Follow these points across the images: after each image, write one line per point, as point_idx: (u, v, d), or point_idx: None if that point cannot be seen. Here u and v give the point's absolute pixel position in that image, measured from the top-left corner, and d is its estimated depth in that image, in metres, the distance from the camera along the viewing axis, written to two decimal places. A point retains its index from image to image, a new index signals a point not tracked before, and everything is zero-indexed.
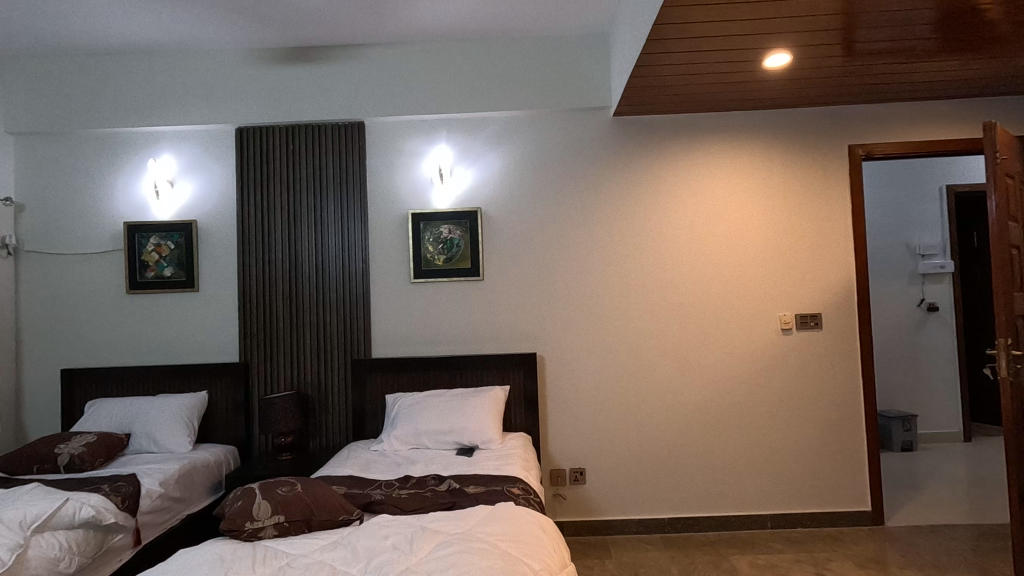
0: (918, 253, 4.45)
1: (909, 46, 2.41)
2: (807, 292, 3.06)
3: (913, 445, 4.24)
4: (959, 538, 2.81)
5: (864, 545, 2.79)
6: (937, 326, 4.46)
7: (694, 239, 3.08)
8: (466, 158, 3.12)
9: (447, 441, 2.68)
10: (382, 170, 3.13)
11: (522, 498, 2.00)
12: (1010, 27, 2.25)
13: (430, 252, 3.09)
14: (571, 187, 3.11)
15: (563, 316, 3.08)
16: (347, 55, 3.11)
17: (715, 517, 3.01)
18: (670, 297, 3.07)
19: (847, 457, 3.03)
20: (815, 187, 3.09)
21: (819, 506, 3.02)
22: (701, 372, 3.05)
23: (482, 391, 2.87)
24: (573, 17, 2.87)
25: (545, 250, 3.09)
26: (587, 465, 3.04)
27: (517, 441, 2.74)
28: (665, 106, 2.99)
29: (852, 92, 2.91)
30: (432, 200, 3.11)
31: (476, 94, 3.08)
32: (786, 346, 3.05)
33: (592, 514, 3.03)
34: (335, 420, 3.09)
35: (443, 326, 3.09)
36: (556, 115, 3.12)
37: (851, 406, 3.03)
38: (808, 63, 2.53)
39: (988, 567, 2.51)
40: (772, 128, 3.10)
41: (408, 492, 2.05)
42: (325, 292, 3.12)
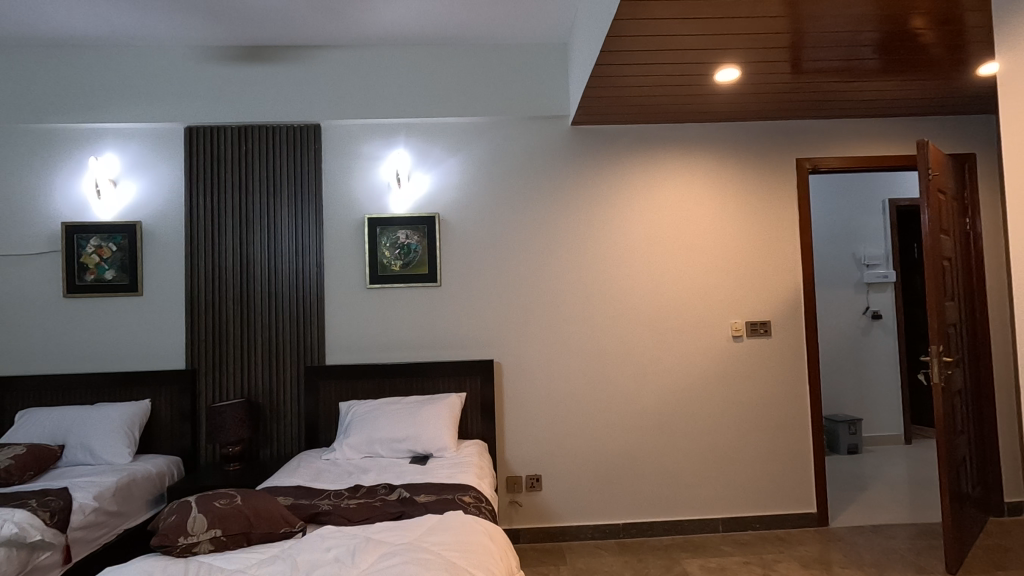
0: (863, 263, 4.65)
1: (852, 66, 2.52)
2: (757, 300, 3.15)
3: (858, 448, 4.41)
4: (897, 537, 2.93)
5: (809, 546, 2.87)
6: (881, 333, 4.66)
7: (650, 247, 3.14)
8: (424, 163, 3.10)
9: (401, 449, 2.63)
10: (337, 173, 3.08)
11: (474, 506, 1.99)
12: (942, 51, 2.38)
13: (387, 257, 3.05)
14: (529, 193, 3.13)
15: (520, 322, 3.08)
16: (304, 55, 3.06)
17: (668, 521, 3.06)
18: (625, 303, 3.11)
19: (795, 461, 3.12)
20: (766, 199, 3.19)
21: (769, 509, 3.10)
22: (656, 379, 3.10)
23: (437, 399, 2.85)
24: (533, 25, 2.90)
25: (504, 256, 3.10)
26: (544, 472, 3.05)
27: (472, 449, 2.72)
28: (622, 117, 3.04)
29: (798, 108, 3.03)
30: (389, 205, 3.08)
31: (435, 100, 3.07)
32: (737, 353, 3.13)
33: (549, 521, 3.03)
34: (287, 429, 3.00)
35: (400, 332, 3.06)
36: (515, 123, 3.14)
37: (798, 410, 3.13)
38: (757, 78, 2.61)
39: (923, 565, 2.62)
40: (724, 141, 3.19)
41: (357, 502, 2.01)
42: (278, 296, 3.04)
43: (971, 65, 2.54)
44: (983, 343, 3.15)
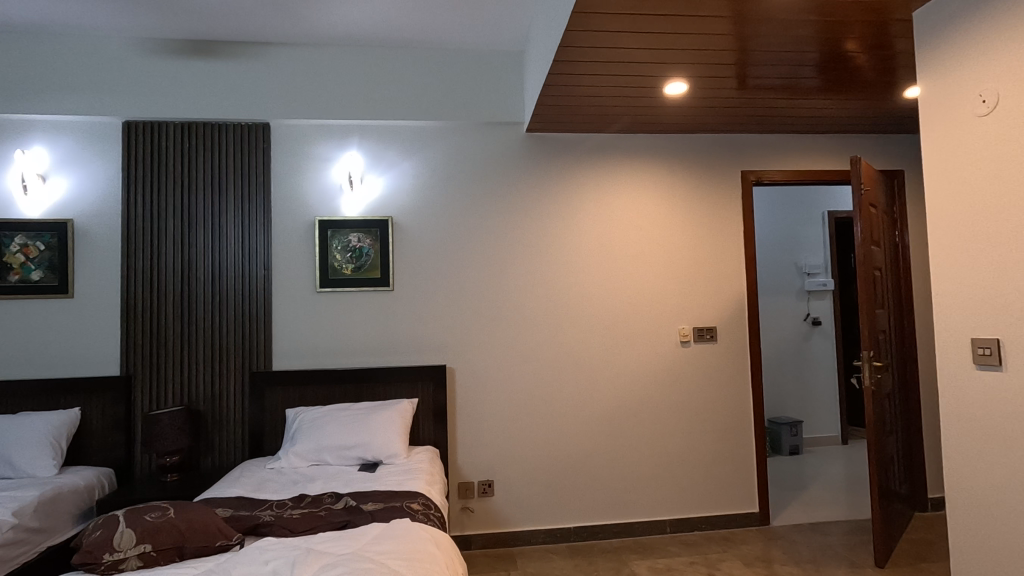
0: (804, 271, 4.87)
1: (793, 84, 2.64)
2: (704, 307, 3.25)
3: (799, 449, 4.60)
4: (833, 534, 3.07)
5: (752, 544, 2.97)
6: (820, 339, 4.89)
7: (602, 254, 3.19)
8: (378, 166, 3.06)
9: (351, 457, 2.58)
10: (287, 173, 3.00)
11: (422, 514, 1.97)
12: (874, 73, 2.53)
13: (338, 261, 2.99)
14: (483, 199, 3.13)
15: (473, 327, 3.08)
16: (253, 52, 2.97)
17: (618, 523, 3.11)
18: (577, 308, 3.15)
19: (739, 462, 3.23)
20: (714, 209, 3.30)
21: (714, 510, 3.20)
22: (608, 384, 3.15)
23: (389, 405, 2.80)
24: (489, 32, 2.91)
25: (457, 261, 3.09)
26: (496, 477, 3.04)
27: (423, 455, 2.70)
28: (575, 125, 3.09)
29: (744, 123, 3.15)
30: (341, 207, 3.02)
31: (389, 102, 3.04)
32: (684, 358, 3.22)
33: (500, 526, 3.03)
34: (230, 437, 2.90)
35: (351, 337, 3.00)
36: (470, 128, 3.14)
37: (742, 413, 3.25)
38: (705, 93, 2.71)
39: (856, 559, 2.75)
40: (674, 152, 3.28)
41: (301, 512, 1.95)
42: (221, 300, 2.93)
43: (899, 87, 2.70)
44: (910, 349, 3.35)
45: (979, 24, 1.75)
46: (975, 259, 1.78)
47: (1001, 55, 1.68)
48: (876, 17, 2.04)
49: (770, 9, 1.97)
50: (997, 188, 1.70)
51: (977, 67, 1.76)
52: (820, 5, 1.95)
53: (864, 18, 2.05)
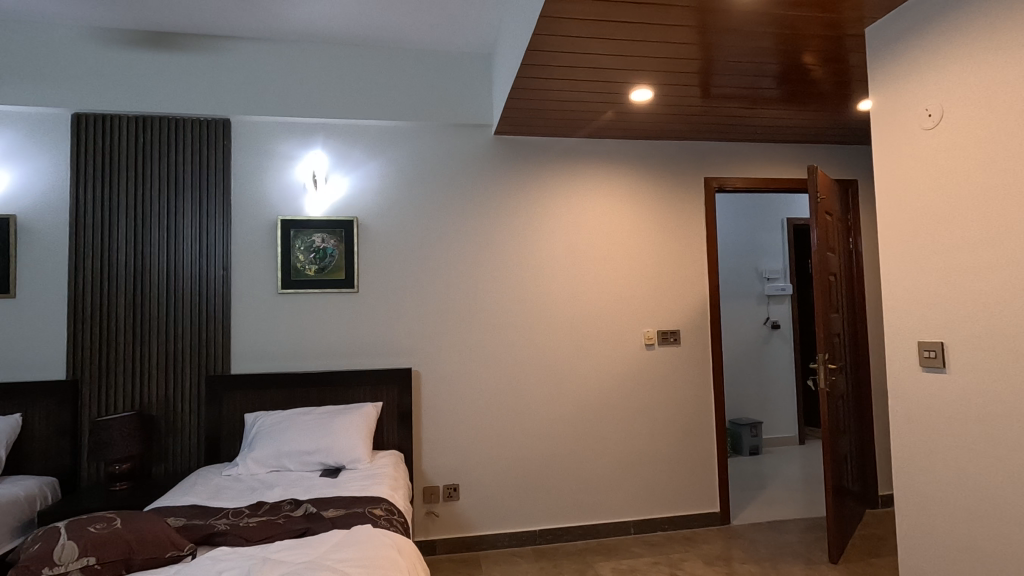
0: (764, 276, 5.01)
1: (754, 94, 2.71)
2: (669, 310, 3.31)
3: (759, 449, 4.72)
4: (790, 532, 3.16)
5: (713, 544, 3.03)
6: (779, 342, 5.04)
7: (569, 258, 3.21)
8: (343, 165, 3.01)
9: (311, 463, 2.51)
10: (248, 171, 2.92)
11: (385, 519, 1.93)
12: (830, 86, 2.62)
13: (301, 261, 2.93)
14: (450, 200, 3.11)
15: (439, 329, 3.05)
16: (213, 45, 2.88)
17: (583, 525, 3.13)
18: (544, 311, 3.16)
19: (701, 463, 3.29)
20: (678, 215, 3.36)
21: (677, 510, 3.25)
22: (573, 386, 3.17)
23: (352, 409, 2.75)
24: (457, 33, 2.90)
25: (424, 263, 3.06)
26: (461, 481, 3.02)
27: (387, 460, 2.66)
28: (543, 129, 3.10)
29: (707, 130, 3.22)
30: (304, 206, 2.96)
31: (355, 102, 2.99)
32: (649, 361, 3.27)
33: (465, 530, 3.01)
34: (184, 443, 2.79)
35: (313, 340, 2.94)
36: (438, 129, 3.12)
37: (704, 415, 3.31)
38: (669, 100, 2.76)
39: (811, 556, 2.83)
40: (640, 158, 3.33)
41: (258, 520, 1.89)
42: (176, 301, 2.83)
43: (853, 100, 2.80)
44: (863, 352, 3.48)
45: (927, 42, 1.83)
46: (922, 266, 1.86)
47: (947, 71, 1.76)
48: (831, 32, 2.11)
49: (731, 20, 2.02)
50: (942, 198, 1.78)
51: (924, 83, 1.84)
52: (780, 18, 2.01)
53: (820, 33, 2.13)
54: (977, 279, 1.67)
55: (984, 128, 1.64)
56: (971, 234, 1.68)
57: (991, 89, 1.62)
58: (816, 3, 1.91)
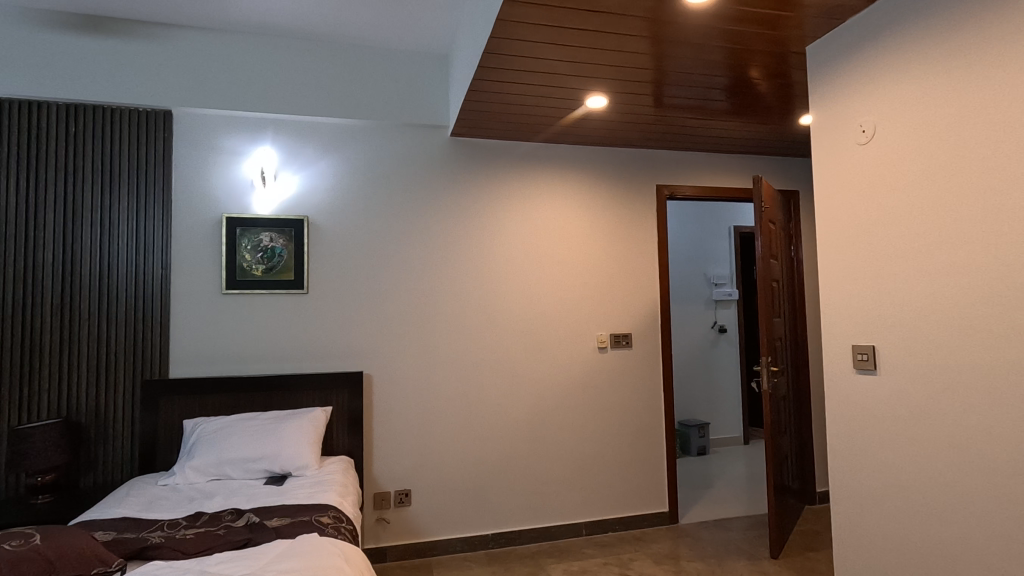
0: (713, 282, 5.18)
1: (704, 105, 2.80)
2: (621, 314, 3.37)
3: (706, 449, 4.86)
4: (734, 529, 3.26)
5: (661, 543, 3.10)
6: (725, 345, 5.22)
7: (524, 261, 3.22)
8: (293, 162, 2.92)
9: (255, 470, 2.42)
10: (191, 166, 2.79)
11: (332, 527, 1.88)
12: (775, 99, 2.74)
13: (247, 261, 2.81)
14: (405, 201, 3.07)
15: (392, 332, 3.00)
16: (155, 33, 2.75)
17: (536, 528, 3.13)
18: (499, 314, 3.16)
19: (651, 464, 3.36)
20: (631, 221, 3.43)
21: (627, 511, 3.30)
22: (527, 390, 3.18)
23: (300, 414, 2.67)
24: (415, 33, 2.87)
25: (377, 264, 3.01)
26: (413, 486, 2.98)
27: (336, 466, 2.59)
28: (500, 132, 3.11)
29: (660, 139, 3.31)
30: (251, 204, 2.85)
31: (307, 97, 2.91)
32: (601, 364, 3.31)
33: (417, 536, 2.96)
34: (116, 452, 2.63)
35: (260, 342, 2.83)
36: (393, 129, 3.08)
37: (654, 417, 3.38)
38: (623, 108, 2.81)
39: (754, 552, 2.93)
40: (595, 164, 3.39)
41: (195, 532, 1.80)
42: (110, 301, 2.67)
43: (795, 114, 2.94)
44: (802, 355, 3.64)
45: (863, 63, 1.94)
46: (856, 274, 1.97)
47: (881, 90, 1.86)
48: (776, 48, 2.21)
49: (683, 32, 2.07)
50: (876, 209, 1.88)
51: (860, 101, 1.94)
52: (728, 33, 2.08)
53: (765, 49, 2.22)
54: (907, 286, 1.77)
55: (914, 144, 1.75)
56: (901, 243, 1.79)
57: (921, 108, 1.73)
58: (763, 20, 1.99)
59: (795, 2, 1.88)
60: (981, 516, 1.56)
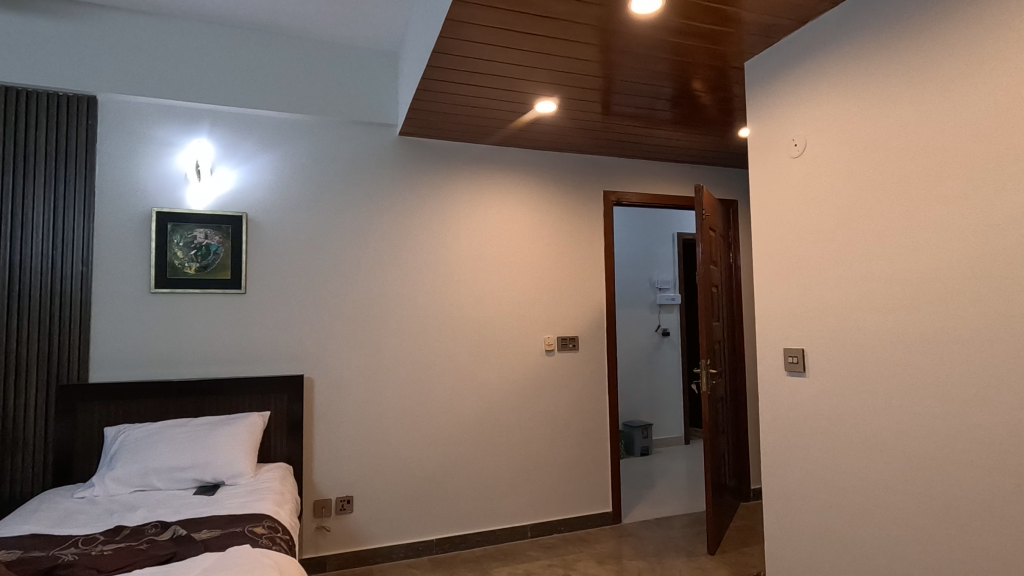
0: (657, 287, 5.33)
1: (650, 114, 2.88)
2: (568, 317, 3.41)
3: (649, 449, 4.99)
4: (674, 527, 3.35)
5: (605, 543, 3.15)
6: (668, 348, 5.37)
7: (473, 263, 3.21)
8: (231, 157, 2.79)
9: (184, 480, 2.28)
10: (118, 157, 2.62)
11: (266, 538, 1.80)
12: (716, 112, 2.85)
13: (179, 258, 2.66)
14: (351, 200, 3.00)
15: (335, 334, 2.92)
16: (78, 12, 2.56)
17: (481, 532, 3.12)
18: (446, 316, 3.13)
19: (595, 465, 3.41)
20: (579, 225, 3.48)
21: (572, 512, 3.34)
22: (474, 392, 3.16)
23: (235, 419, 2.55)
24: (363, 28, 2.81)
25: (320, 264, 2.91)
26: (356, 492, 2.90)
27: (273, 473, 2.48)
28: (450, 133, 3.08)
29: (607, 146, 3.37)
30: (185, 199, 2.70)
31: (248, 89, 2.79)
32: (548, 367, 3.34)
33: (358, 544, 2.89)
34: (26, 463, 2.43)
35: (192, 344, 2.69)
36: (339, 126, 3.00)
37: (598, 418, 3.44)
38: (573, 114, 2.85)
39: (692, 549, 3.03)
40: (544, 169, 3.42)
41: (114, 547, 1.68)
42: (20, 299, 2.45)
43: (734, 127, 3.07)
44: (739, 357, 3.80)
45: (797, 81, 2.04)
46: (788, 280, 2.07)
47: (813, 107, 1.97)
48: (717, 63, 2.30)
49: (630, 42, 2.12)
50: (807, 219, 1.99)
51: (794, 117, 2.05)
52: (672, 45, 2.14)
53: (707, 63, 2.30)
54: (834, 292, 1.88)
55: (843, 159, 1.85)
56: (830, 252, 1.89)
57: (849, 125, 1.83)
58: (705, 34, 2.06)
59: (735, 19, 1.95)
60: (900, 509, 1.67)
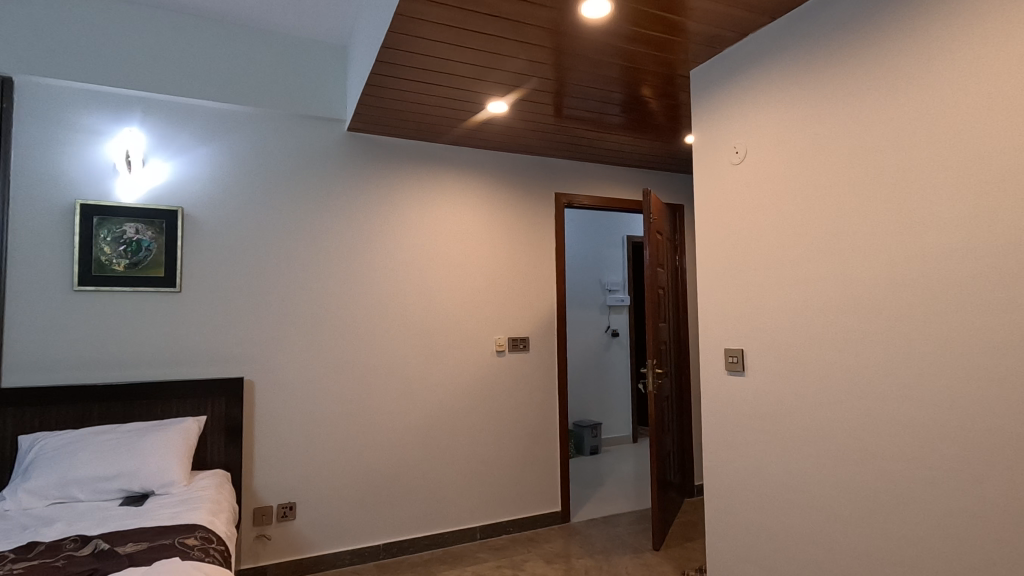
0: (607, 288, 5.43)
1: (601, 118, 2.92)
2: (519, 318, 3.42)
3: (598, 448, 5.06)
4: (621, 524, 3.42)
5: (553, 542, 3.17)
6: (617, 349, 5.48)
7: (423, 263, 3.17)
8: (165, 148, 2.64)
9: (109, 490, 2.14)
10: (37, 144, 2.43)
11: (198, 550, 1.71)
12: (663, 118, 2.92)
13: (106, 254, 2.50)
14: (295, 196, 2.90)
15: (277, 335, 2.81)
16: None
17: (429, 536, 3.08)
18: (394, 316, 3.07)
19: (544, 465, 3.43)
20: (531, 226, 3.50)
21: (521, 512, 3.35)
22: (424, 394, 3.12)
23: (167, 425, 2.41)
24: (311, 19, 2.73)
25: (261, 262, 2.80)
26: (298, 499, 2.80)
27: (209, 480, 2.37)
28: (401, 131, 3.03)
29: (559, 148, 3.40)
30: (113, 191, 2.54)
31: (185, 77, 2.66)
32: (499, 367, 3.34)
33: (301, 552, 2.79)
34: None
35: (120, 346, 2.52)
36: (284, 119, 2.90)
37: (548, 419, 3.46)
38: (524, 115, 2.85)
39: (638, 546, 3.09)
40: (496, 170, 3.42)
41: (27, 565, 1.56)
42: None
43: (681, 133, 3.15)
44: (684, 357, 3.91)
45: (739, 91, 2.12)
46: (730, 283, 2.14)
47: (755, 116, 2.05)
48: (665, 70, 2.35)
49: (581, 46, 2.14)
50: (748, 224, 2.06)
51: (735, 126, 2.12)
52: (622, 51, 2.18)
53: (656, 70, 2.35)
54: (772, 295, 1.96)
55: (781, 167, 1.94)
56: (769, 256, 1.97)
57: (787, 135, 1.92)
58: (653, 42, 2.11)
59: (681, 28, 2.01)
60: (832, 502, 1.75)
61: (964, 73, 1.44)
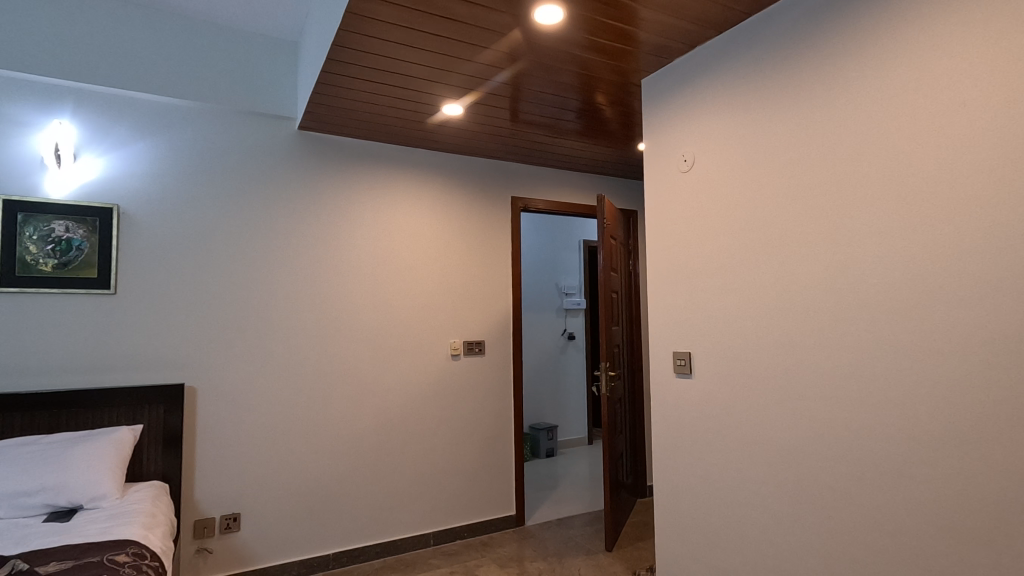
0: (563, 292, 5.48)
1: (557, 124, 2.95)
2: (474, 321, 3.41)
3: (553, 451, 5.12)
4: (575, 526, 3.45)
5: (507, 546, 3.16)
6: (573, 351, 5.54)
7: (376, 265, 3.12)
8: (100, 142, 2.50)
9: (32, 506, 2.00)
10: None
11: (130, 568, 1.62)
12: (617, 125, 2.98)
13: (31, 253, 2.34)
14: (242, 195, 2.80)
15: (222, 339, 2.70)
16: None
17: (380, 543, 3.02)
18: (346, 320, 3.01)
19: (499, 469, 3.43)
20: (487, 229, 3.49)
21: (475, 517, 3.33)
22: (376, 398, 3.06)
23: (99, 435, 2.28)
24: (260, 14, 2.66)
25: (205, 263, 2.69)
26: (243, 509, 2.69)
27: (144, 493, 2.25)
28: (355, 131, 2.98)
29: (515, 152, 3.41)
30: (41, 186, 2.38)
31: (121, 69, 2.52)
32: (454, 371, 3.32)
33: (245, 564, 2.69)
34: None
35: (47, 352, 2.37)
36: (231, 116, 2.80)
37: (503, 422, 3.46)
38: (480, 118, 2.85)
39: (591, 547, 3.12)
40: (452, 172, 3.40)
41: None
42: None
43: (634, 141, 3.22)
44: (636, 359, 3.99)
45: (687, 103, 2.18)
46: (679, 288, 2.19)
47: (702, 127, 2.11)
48: (617, 79, 2.40)
49: (535, 53, 2.16)
50: (696, 231, 2.12)
51: (685, 135, 2.18)
52: (576, 59, 2.21)
53: (609, 79, 2.40)
54: (718, 300, 2.02)
55: (727, 175, 2.00)
56: (715, 262, 2.04)
57: (733, 146, 1.99)
58: (606, 51, 2.15)
59: (634, 39, 2.05)
60: (774, 500, 1.81)
61: (893, 93, 1.54)
